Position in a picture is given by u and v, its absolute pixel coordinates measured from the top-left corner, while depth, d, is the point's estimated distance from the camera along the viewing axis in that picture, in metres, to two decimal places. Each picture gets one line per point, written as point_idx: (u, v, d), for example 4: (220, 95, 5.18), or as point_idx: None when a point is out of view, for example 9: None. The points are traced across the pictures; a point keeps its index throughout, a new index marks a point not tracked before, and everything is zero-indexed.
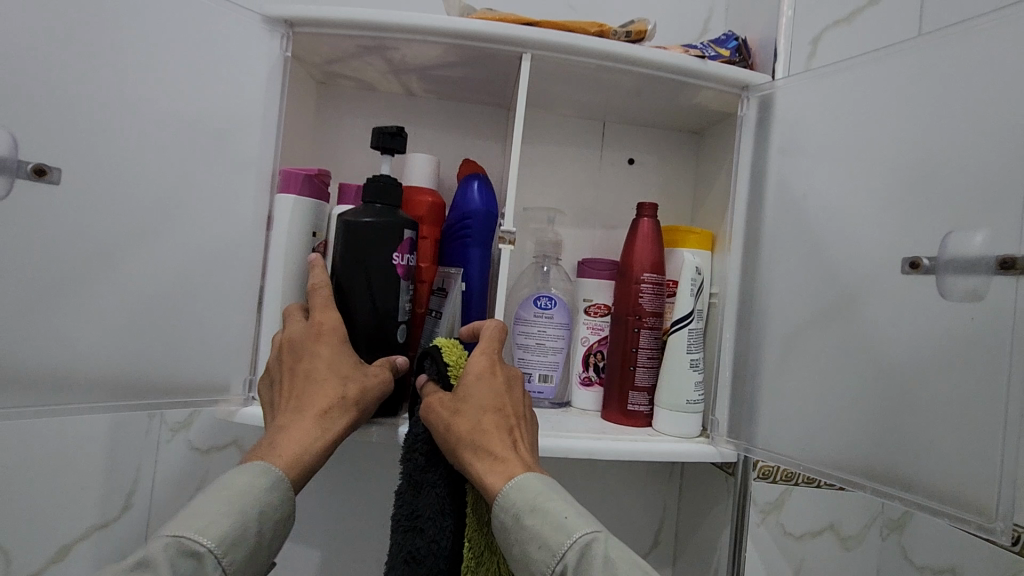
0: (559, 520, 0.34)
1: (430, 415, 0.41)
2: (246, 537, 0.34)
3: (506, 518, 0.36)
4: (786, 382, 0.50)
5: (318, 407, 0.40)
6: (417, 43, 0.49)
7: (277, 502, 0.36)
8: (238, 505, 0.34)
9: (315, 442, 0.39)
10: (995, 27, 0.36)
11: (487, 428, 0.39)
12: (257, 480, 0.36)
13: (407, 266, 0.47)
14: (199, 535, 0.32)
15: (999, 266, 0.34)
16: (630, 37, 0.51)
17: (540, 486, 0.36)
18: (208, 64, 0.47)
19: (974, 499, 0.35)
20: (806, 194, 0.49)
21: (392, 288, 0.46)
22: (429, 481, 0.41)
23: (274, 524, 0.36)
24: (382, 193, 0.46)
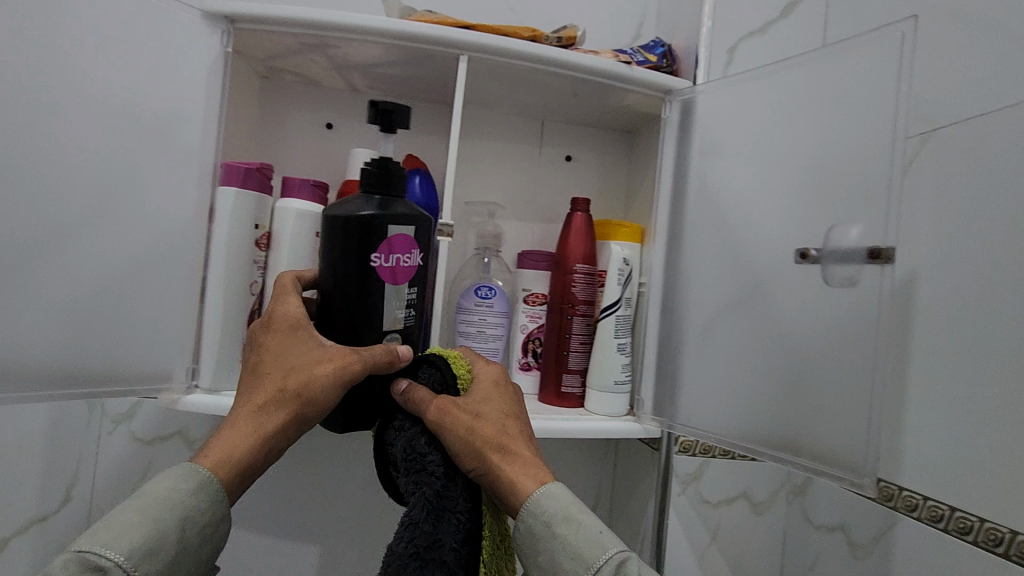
0: (594, 535, 0.37)
1: (447, 428, 0.41)
2: (159, 548, 0.35)
3: (537, 524, 0.38)
4: (704, 363, 0.54)
5: (257, 404, 0.42)
6: (358, 43, 0.51)
7: (195, 507, 0.37)
8: (152, 516, 0.35)
9: (247, 440, 0.40)
10: (870, 43, 0.41)
11: (509, 433, 0.42)
12: (176, 481, 0.37)
13: (389, 265, 0.45)
14: (106, 550, 0.33)
15: (869, 256, 0.40)
16: (562, 42, 0.55)
17: (571, 495, 0.40)
18: (150, 57, 0.47)
19: (852, 460, 0.40)
20: (721, 190, 0.54)
21: (372, 290, 0.45)
22: (444, 507, 0.40)
23: (197, 533, 0.37)
24: (380, 186, 0.45)
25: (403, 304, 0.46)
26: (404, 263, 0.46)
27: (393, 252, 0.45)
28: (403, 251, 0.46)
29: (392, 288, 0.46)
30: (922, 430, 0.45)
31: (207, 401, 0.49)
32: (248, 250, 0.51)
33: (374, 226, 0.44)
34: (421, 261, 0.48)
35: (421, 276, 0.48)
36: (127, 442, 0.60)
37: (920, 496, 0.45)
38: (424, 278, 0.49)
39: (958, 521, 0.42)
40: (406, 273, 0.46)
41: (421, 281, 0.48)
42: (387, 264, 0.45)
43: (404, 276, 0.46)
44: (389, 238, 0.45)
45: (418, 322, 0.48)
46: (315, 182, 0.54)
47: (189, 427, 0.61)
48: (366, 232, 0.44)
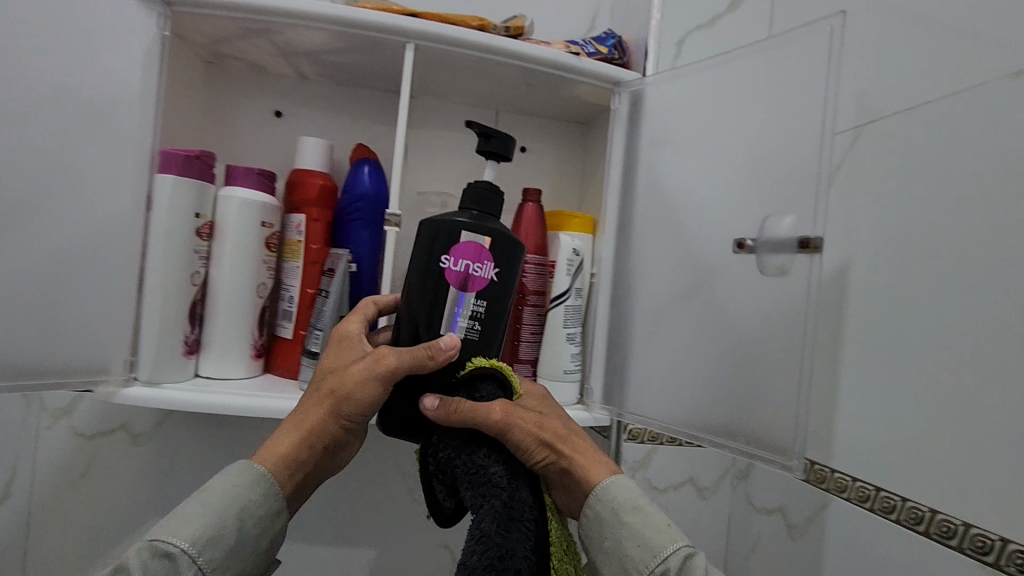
0: (662, 524, 0.38)
1: (514, 432, 0.41)
2: (221, 537, 0.36)
3: (605, 512, 0.40)
4: (651, 352, 0.55)
5: (308, 406, 0.42)
6: (303, 29, 0.50)
7: (256, 500, 0.38)
8: (218, 506, 0.37)
9: (296, 438, 0.41)
10: (806, 35, 0.42)
11: (570, 433, 0.44)
12: (237, 476, 0.39)
13: (456, 269, 0.42)
14: (173, 537, 0.35)
15: (799, 245, 0.41)
16: (509, 32, 0.55)
17: (632, 484, 0.41)
18: (85, 40, 0.46)
19: (783, 443, 0.42)
20: (668, 183, 0.55)
21: (437, 293, 0.42)
22: (514, 516, 0.40)
23: (259, 521, 0.38)
24: (478, 200, 0.45)
25: (465, 314, 0.42)
26: (474, 272, 0.43)
27: (461, 257, 0.42)
28: (474, 260, 0.43)
29: (451, 295, 0.42)
30: (852, 413, 0.48)
31: (149, 395, 0.48)
32: (189, 239, 0.50)
33: (449, 227, 0.43)
34: (495, 276, 0.43)
35: (493, 292, 0.43)
36: (69, 438, 0.58)
37: (849, 477, 0.47)
38: (503, 300, 0.44)
39: (884, 500, 0.44)
40: (476, 283, 0.43)
41: (494, 299, 0.43)
42: (455, 268, 0.42)
43: (472, 285, 0.43)
44: (459, 242, 0.43)
45: (487, 343, 0.43)
46: (260, 171, 0.54)
47: (133, 421, 0.59)
48: (442, 231, 0.43)
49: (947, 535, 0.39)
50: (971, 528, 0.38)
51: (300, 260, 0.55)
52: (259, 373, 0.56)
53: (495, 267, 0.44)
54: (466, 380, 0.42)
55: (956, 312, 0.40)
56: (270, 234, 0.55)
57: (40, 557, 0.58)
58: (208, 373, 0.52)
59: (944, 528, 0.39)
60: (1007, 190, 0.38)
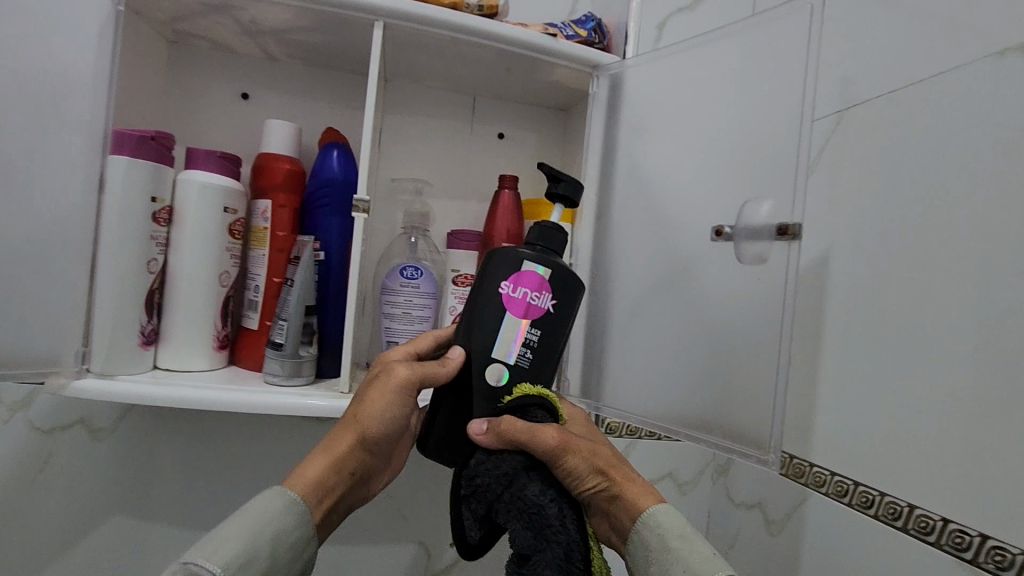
0: (712, 553, 0.35)
1: (569, 459, 0.38)
2: (252, 562, 0.34)
3: (654, 540, 0.36)
4: (630, 346, 0.54)
5: (333, 429, 0.41)
6: (265, 5, 0.48)
7: (290, 525, 0.36)
8: (251, 531, 0.34)
9: (323, 459, 0.40)
10: (787, 16, 0.41)
11: (621, 461, 0.41)
12: (269, 500, 0.36)
13: (516, 296, 0.42)
14: (206, 560, 0.32)
15: (778, 232, 0.39)
16: (483, 11, 0.52)
17: (681, 516, 0.38)
18: (33, 13, 0.44)
19: (758, 435, 0.40)
20: (647, 170, 0.53)
21: (490, 316, 0.42)
22: (571, 559, 0.38)
23: (289, 549, 0.36)
24: (544, 235, 0.44)
25: (518, 342, 0.41)
26: (532, 301, 0.42)
27: (522, 285, 0.42)
28: (534, 289, 0.42)
29: (507, 322, 0.42)
30: (832, 407, 0.46)
31: (101, 387, 0.46)
32: (145, 225, 0.48)
33: (512, 256, 0.42)
34: (552, 308, 0.43)
35: (548, 322, 0.43)
36: (25, 432, 0.56)
37: (827, 472, 0.46)
38: (558, 331, 0.43)
39: (861, 495, 0.43)
40: (532, 312, 0.42)
41: (549, 331, 0.43)
42: (512, 294, 0.42)
43: (528, 313, 0.42)
44: (520, 269, 0.42)
45: (536, 371, 0.42)
46: (222, 154, 0.51)
47: (93, 415, 0.57)
48: (503, 259, 0.43)
49: (925, 531, 0.38)
50: (948, 523, 0.37)
51: (266, 248, 0.53)
52: (223, 365, 0.54)
53: (553, 299, 0.43)
54: (516, 405, 0.40)
55: (937, 302, 0.39)
56: (234, 221, 0.52)
57: None
58: (167, 364, 0.50)
59: (922, 524, 0.38)
60: (989, 174, 0.37)
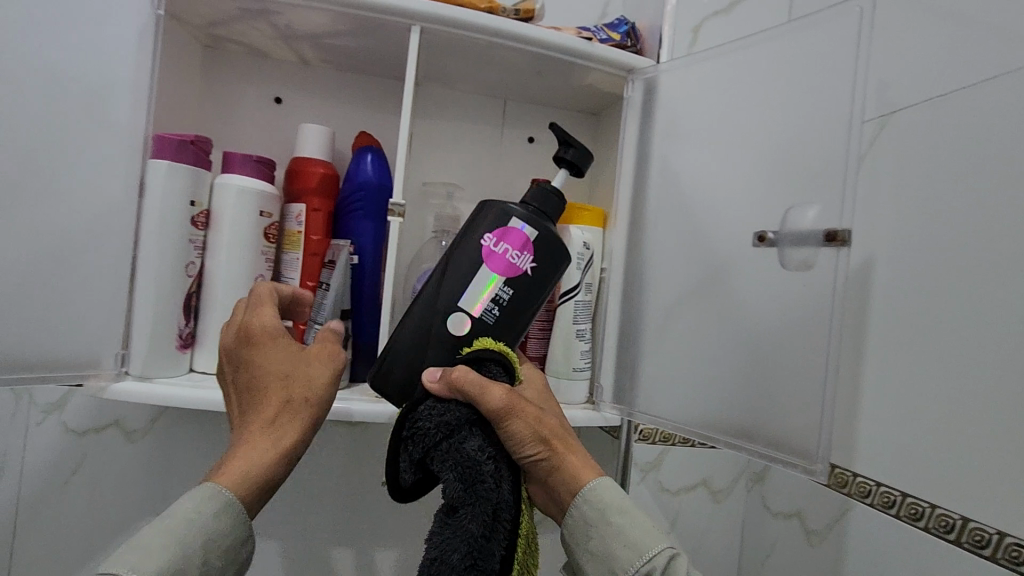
0: (647, 526, 0.38)
1: (512, 421, 0.39)
2: (186, 570, 0.33)
3: (590, 512, 0.38)
4: (664, 351, 0.53)
5: (264, 418, 0.40)
6: (302, 9, 0.48)
7: (225, 528, 0.35)
8: (182, 536, 0.33)
9: (264, 450, 0.38)
10: (830, 20, 0.40)
11: (566, 430, 0.42)
12: (206, 504, 0.35)
13: (495, 250, 0.44)
14: (136, 568, 0.31)
15: (825, 238, 0.38)
16: (519, 15, 0.53)
17: (618, 492, 0.40)
18: (76, 17, 0.44)
19: (806, 445, 0.39)
20: (682, 175, 0.53)
21: (468, 268, 0.44)
22: (499, 517, 0.38)
23: (221, 554, 0.35)
24: (540, 198, 0.46)
25: (488, 295, 0.44)
26: (510, 258, 0.44)
27: (504, 240, 0.44)
28: (515, 248, 0.44)
29: (481, 273, 0.44)
30: (876, 415, 0.45)
31: (138, 390, 0.46)
32: (183, 228, 0.48)
33: (499, 212, 0.45)
34: (530, 270, 0.45)
35: (522, 284, 0.44)
36: (60, 433, 0.56)
37: (873, 482, 0.45)
38: (531, 294, 0.45)
39: (910, 507, 0.42)
40: (508, 269, 0.44)
41: (522, 292, 0.44)
42: (493, 248, 0.44)
43: (503, 269, 0.44)
44: (508, 227, 0.45)
45: (500, 329, 0.44)
46: (259, 158, 0.51)
47: (126, 417, 0.57)
48: (490, 213, 0.46)
49: (979, 544, 0.37)
50: (1004, 537, 0.35)
51: (300, 251, 0.53)
52: None
53: (533, 262, 0.45)
54: (473, 357, 0.42)
55: (989, 310, 0.38)
56: (269, 225, 0.52)
57: (27, 556, 0.56)
58: (203, 367, 0.51)
59: (977, 537, 0.37)
60: None
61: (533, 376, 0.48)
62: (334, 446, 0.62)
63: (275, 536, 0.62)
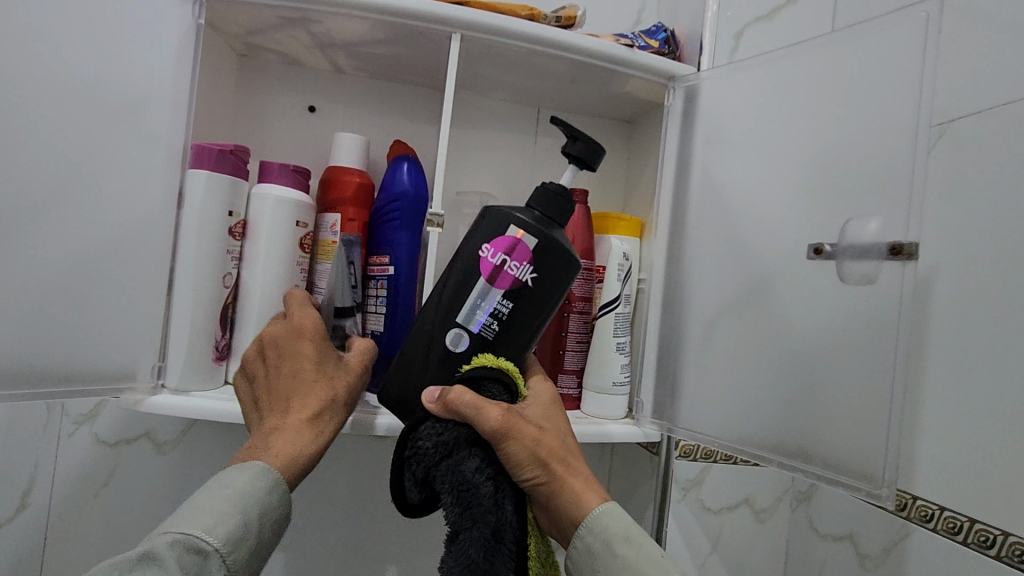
0: (655, 556, 0.36)
1: (510, 444, 0.38)
2: (247, 538, 0.35)
3: (595, 543, 0.37)
4: (707, 366, 0.51)
5: (308, 408, 0.41)
6: (341, 18, 0.48)
7: (277, 501, 0.37)
8: (244, 506, 0.35)
9: (308, 441, 0.40)
10: (890, 25, 0.38)
11: (570, 449, 0.40)
12: (260, 481, 0.37)
13: (493, 262, 0.42)
14: (205, 534, 0.33)
15: (889, 252, 0.37)
16: (560, 22, 0.51)
17: (626, 518, 0.38)
18: (117, 26, 0.44)
19: (867, 467, 0.37)
20: (726, 184, 0.51)
21: (469, 279, 0.43)
22: (501, 538, 0.38)
23: (272, 525, 0.37)
24: (544, 201, 0.44)
25: (485, 309, 0.42)
26: (509, 270, 0.42)
27: (501, 251, 0.43)
28: (513, 258, 0.42)
29: (480, 286, 0.42)
30: (937, 435, 0.43)
31: (177, 404, 0.45)
32: (220, 240, 0.47)
33: (498, 219, 0.44)
34: (530, 281, 0.43)
35: (522, 295, 0.43)
36: (91, 444, 0.56)
37: (935, 506, 0.43)
38: (533, 307, 0.43)
39: (979, 534, 0.40)
40: (504, 281, 0.42)
41: (521, 304, 0.43)
42: (490, 260, 0.43)
43: (501, 282, 0.42)
44: (505, 235, 0.43)
45: (501, 343, 0.43)
46: (295, 168, 0.51)
47: (156, 428, 0.57)
48: (488, 221, 0.44)
49: None
50: None
51: (334, 261, 0.52)
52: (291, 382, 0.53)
53: (533, 272, 0.43)
54: (471, 376, 0.41)
55: None
56: (304, 235, 0.51)
57: (57, 570, 0.56)
58: None
59: None
60: None
61: (541, 389, 0.44)
62: (365, 459, 0.61)
63: (307, 549, 0.61)
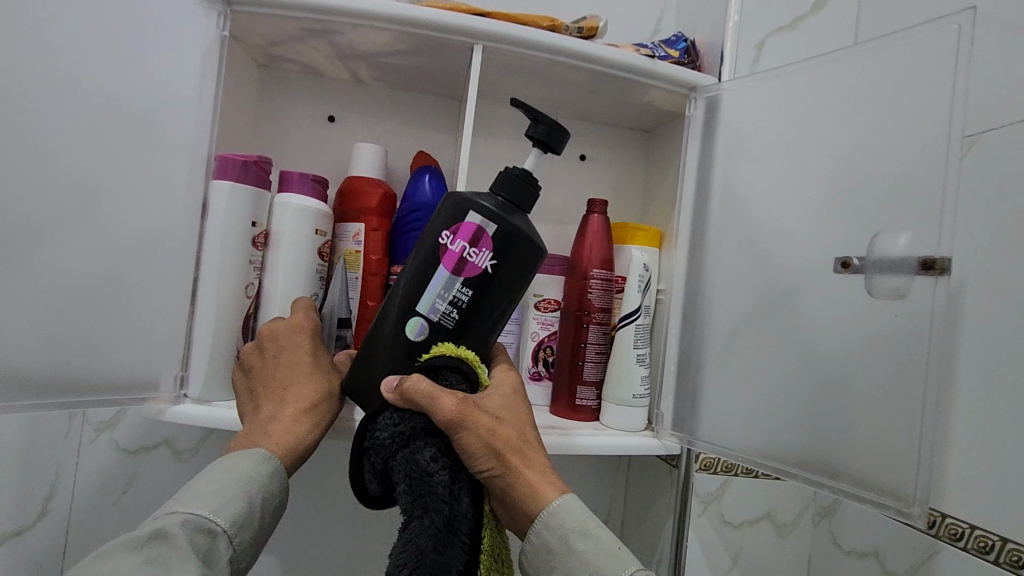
0: (613, 550, 0.35)
1: (463, 433, 0.37)
2: (252, 521, 0.35)
3: (550, 538, 0.36)
4: (728, 378, 0.51)
5: (306, 400, 0.42)
6: (364, 29, 0.48)
7: (277, 486, 0.38)
8: (249, 489, 0.35)
9: (307, 431, 0.41)
10: (920, 37, 0.38)
11: (528, 440, 0.40)
12: (262, 466, 0.37)
13: (452, 248, 0.42)
14: (214, 514, 0.33)
15: (920, 267, 0.36)
16: (582, 33, 0.51)
17: (583, 510, 0.37)
18: (143, 38, 0.44)
19: (896, 485, 0.37)
20: (748, 195, 0.51)
21: (430, 268, 0.42)
22: (455, 529, 0.37)
23: (272, 510, 0.37)
24: (507, 188, 0.44)
25: (444, 297, 0.42)
26: (469, 257, 0.42)
27: (461, 237, 0.42)
28: (472, 244, 0.42)
29: (439, 272, 0.42)
30: (967, 452, 0.43)
31: (197, 412, 0.46)
32: (242, 249, 0.47)
33: (458, 205, 0.43)
34: (489, 268, 0.42)
35: (483, 283, 0.42)
36: (112, 452, 0.56)
37: (965, 524, 0.42)
38: (495, 296, 0.42)
39: (1011, 554, 0.39)
40: (466, 269, 0.42)
41: (483, 292, 0.42)
42: (450, 247, 0.42)
43: (460, 269, 0.42)
44: (465, 222, 0.42)
45: (461, 332, 0.42)
46: (315, 177, 0.51)
47: (177, 436, 0.58)
48: (447, 209, 0.43)
49: None
50: None
51: (359, 271, 0.52)
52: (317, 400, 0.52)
53: (493, 259, 0.42)
54: (430, 365, 0.40)
55: None
56: (323, 242, 0.51)
57: None
58: None
59: None
60: None
61: (504, 378, 0.44)
62: None
63: (326, 558, 0.61)
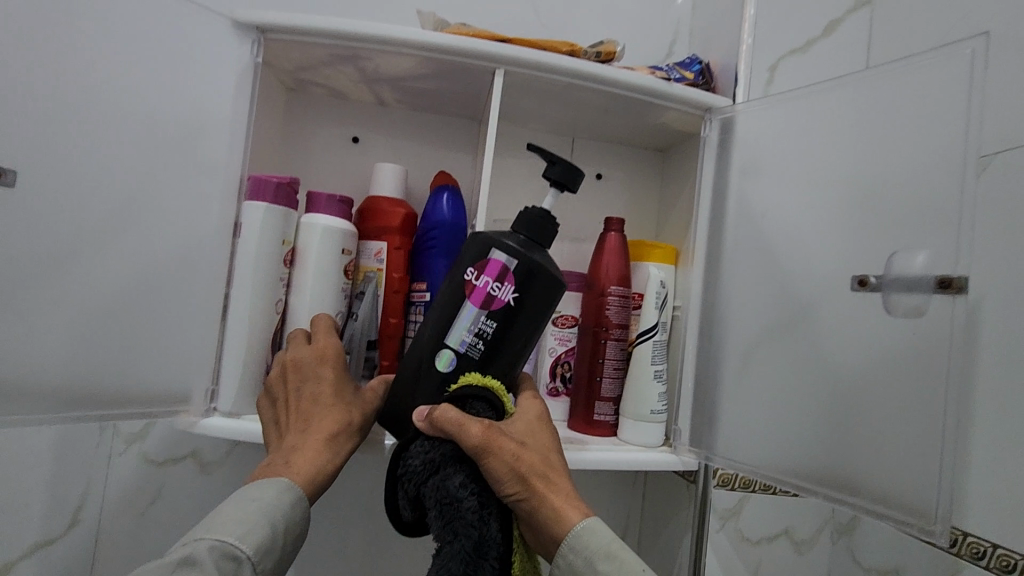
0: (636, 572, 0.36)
1: (489, 460, 0.38)
2: (275, 548, 0.36)
3: (576, 561, 0.37)
4: (746, 394, 0.51)
5: (327, 430, 0.42)
6: (391, 55, 0.50)
7: (298, 516, 0.38)
8: (272, 519, 0.36)
9: (327, 460, 0.41)
10: (932, 64, 0.39)
11: (553, 464, 0.40)
12: (284, 494, 0.38)
13: (478, 286, 0.43)
14: (240, 541, 0.34)
15: (937, 286, 0.37)
16: (600, 57, 0.53)
17: (608, 533, 0.38)
18: (181, 67, 0.46)
19: (918, 503, 0.37)
20: (764, 212, 0.52)
21: (457, 304, 0.43)
22: (485, 555, 0.37)
23: (293, 539, 0.38)
24: (531, 226, 0.45)
25: (470, 331, 0.43)
26: (493, 292, 0.43)
27: (487, 273, 0.43)
28: (496, 279, 0.43)
29: (466, 307, 0.43)
30: (987, 469, 0.43)
31: (227, 425, 0.47)
32: (273, 268, 0.48)
33: (484, 242, 0.44)
34: (512, 301, 0.43)
35: (505, 316, 0.43)
36: (140, 463, 0.58)
37: (988, 543, 0.42)
38: (520, 326, 0.43)
39: None
40: (492, 304, 0.43)
41: (507, 324, 0.43)
42: (475, 282, 0.43)
43: (485, 304, 0.43)
44: (490, 258, 0.43)
45: (486, 364, 0.43)
46: (343, 198, 0.52)
47: (203, 448, 0.59)
48: (472, 246, 0.44)
49: None
50: None
51: (382, 288, 0.53)
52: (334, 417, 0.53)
53: (516, 292, 0.43)
54: (458, 395, 0.41)
55: None
56: (349, 261, 0.52)
57: None
58: None
59: None
60: None
61: (528, 405, 0.45)
62: None
63: (345, 569, 0.62)
